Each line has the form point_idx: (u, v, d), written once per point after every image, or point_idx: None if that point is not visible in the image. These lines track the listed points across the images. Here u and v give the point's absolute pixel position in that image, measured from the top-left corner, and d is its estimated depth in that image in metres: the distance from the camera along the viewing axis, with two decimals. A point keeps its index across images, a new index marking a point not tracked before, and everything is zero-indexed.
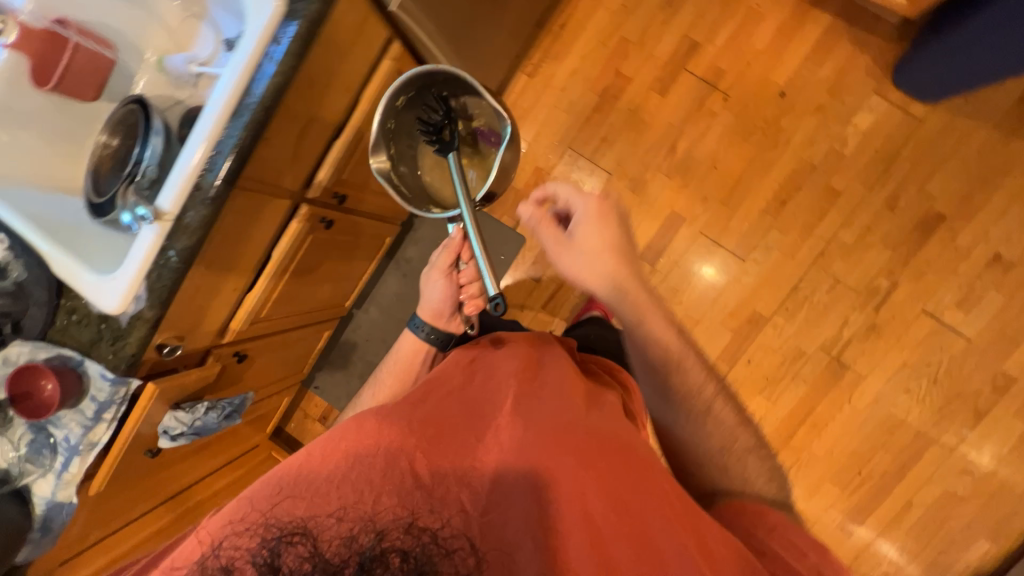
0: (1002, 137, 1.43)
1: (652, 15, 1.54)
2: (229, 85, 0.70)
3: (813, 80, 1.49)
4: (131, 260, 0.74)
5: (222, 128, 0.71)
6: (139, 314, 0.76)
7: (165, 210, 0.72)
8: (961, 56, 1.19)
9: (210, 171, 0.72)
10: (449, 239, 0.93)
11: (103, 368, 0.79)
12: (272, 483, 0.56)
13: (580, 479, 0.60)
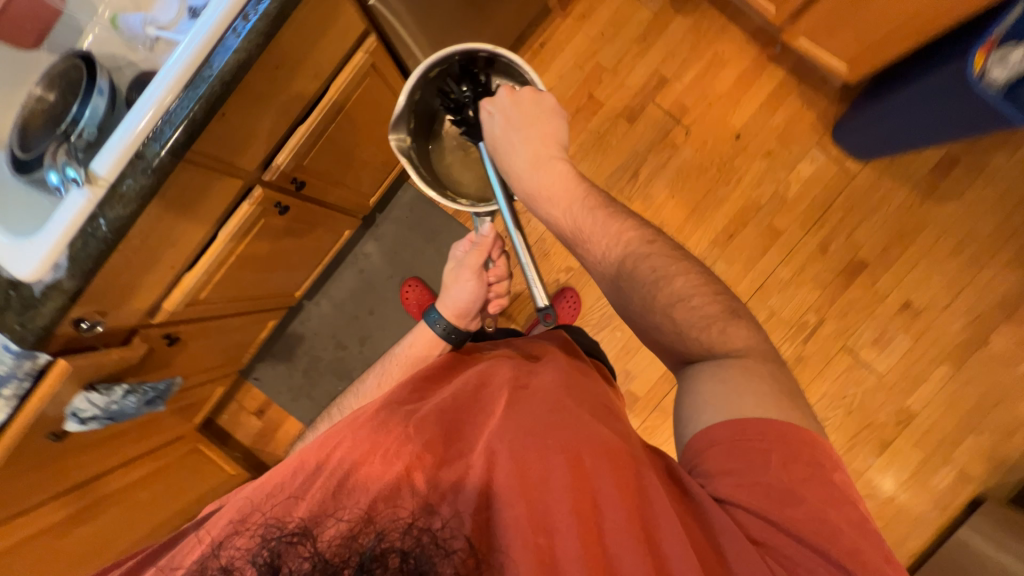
0: (918, 198, 1.61)
1: (627, 46, 1.62)
2: (187, 54, 0.67)
3: (765, 127, 1.61)
4: (54, 224, 0.68)
5: (174, 97, 0.68)
6: (55, 284, 0.70)
7: (100, 175, 0.68)
8: (898, 117, 1.35)
9: (155, 141, 0.69)
10: (480, 240, 1.05)
11: (6, 340, 0.73)
12: (276, 484, 0.59)
13: (575, 479, 0.59)
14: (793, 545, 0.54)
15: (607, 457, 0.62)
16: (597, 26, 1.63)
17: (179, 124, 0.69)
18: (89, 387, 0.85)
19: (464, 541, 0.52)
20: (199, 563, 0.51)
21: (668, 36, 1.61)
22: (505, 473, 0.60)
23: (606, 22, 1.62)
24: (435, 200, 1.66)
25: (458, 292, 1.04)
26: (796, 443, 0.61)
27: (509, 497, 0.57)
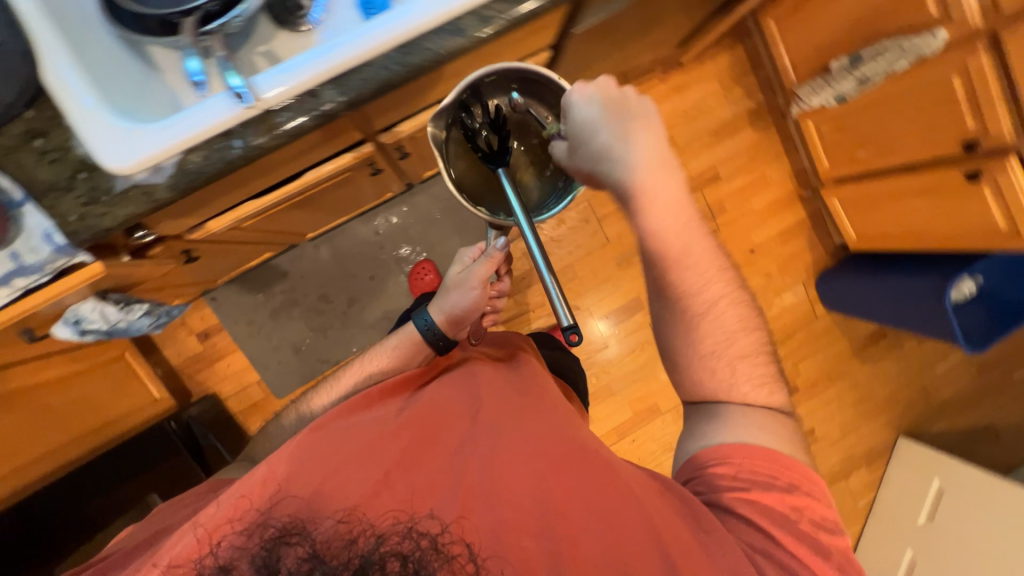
0: (849, 354, 1.96)
1: (700, 134, 1.73)
2: (419, 16, 0.60)
3: (774, 252, 1.84)
4: (180, 123, 0.57)
5: (382, 51, 0.60)
6: (145, 188, 0.58)
7: (262, 95, 0.58)
8: (876, 299, 1.61)
9: (337, 85, 0.61)
10: (493, 249, 0.91)
11: (47, 226, 0.57)
12: (263, 486, 0.65)
13: (549, 495, 0.65)
14: (788, 555, 0.61)
15: (575, 468, 0.68)
16: (683, 104, 1.71)
17: (371, 81, 0.61)
18: (103, 295, 0.79)
19: (461, 544, 0.59)
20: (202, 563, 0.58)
21: (735, 142, 1.75)
22: (479, 486, 0.65)
23: (692, 104, 1.71)
24: None
25: (457, 303, 0.95)
26: (799, 477, 0.67)
27: (487, 506, 0.63)
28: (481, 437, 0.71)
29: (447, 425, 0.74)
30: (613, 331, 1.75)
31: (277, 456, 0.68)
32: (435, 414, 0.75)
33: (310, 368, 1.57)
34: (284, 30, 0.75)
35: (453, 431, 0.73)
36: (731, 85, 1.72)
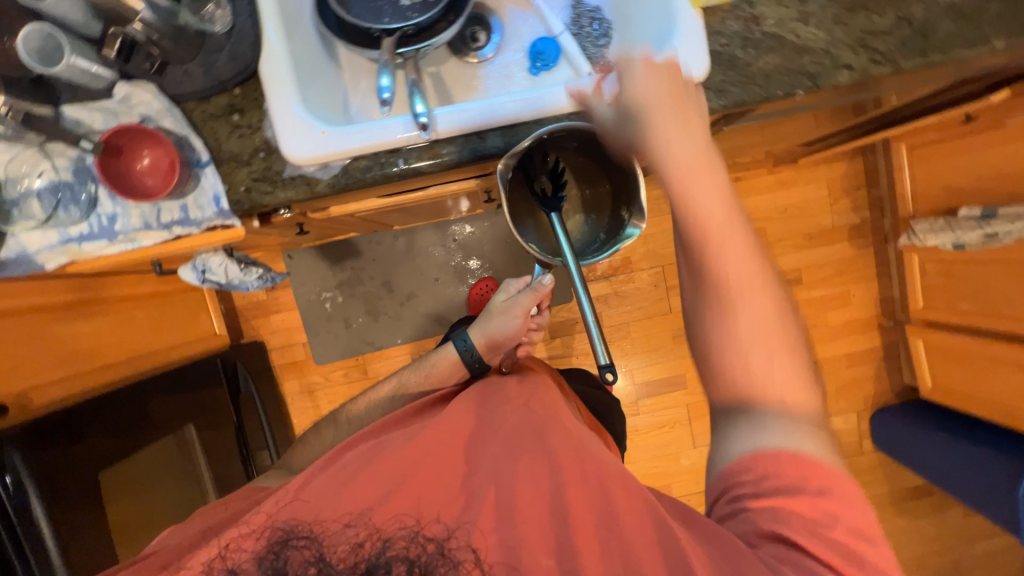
0: (887, 500, 1.83)
1: (794, 234, 1.68)
2: (593, 94, 0.65)
3: (836, 372, 1.75)
4: (360, 132, 0.61)
5: (552, 115, 0.65)
6: (310, 180, 0.63)
7: (438, 126, 0.62)
8: (925, 449, 1.53)
9: (502, 131, 0.66)
10: (540, 286, 0.93)
11: (220, 190, 0.62)
12: (271, 504, 0.71)
13: (557, 508, 0.66)
14: None
15: (585, 488, 0.67)
16: (786, 200, 1.67)
17: (535, 136, 0.67)
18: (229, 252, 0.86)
19: (468, 551, 0.64)
20: (214, 564, 0.67)
21: (827, 252, 1.70)
22: (479, 498, 0.67)
23: (794, 203, 1.67)
24: None
25: (497, 332, 0.97)
26: None
27: (488, 519, 0.66)
28: (479, 449, 0.73)
29: (462, 439, 0.75)
30: (649, 401, 1.72)
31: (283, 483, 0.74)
32: (454, 427, 0.76)
33: (351, 344, 1.62)
34: (455, 57, 0.80)
35: (469, 442, 0.74)
36: (840, 195, 1.67)
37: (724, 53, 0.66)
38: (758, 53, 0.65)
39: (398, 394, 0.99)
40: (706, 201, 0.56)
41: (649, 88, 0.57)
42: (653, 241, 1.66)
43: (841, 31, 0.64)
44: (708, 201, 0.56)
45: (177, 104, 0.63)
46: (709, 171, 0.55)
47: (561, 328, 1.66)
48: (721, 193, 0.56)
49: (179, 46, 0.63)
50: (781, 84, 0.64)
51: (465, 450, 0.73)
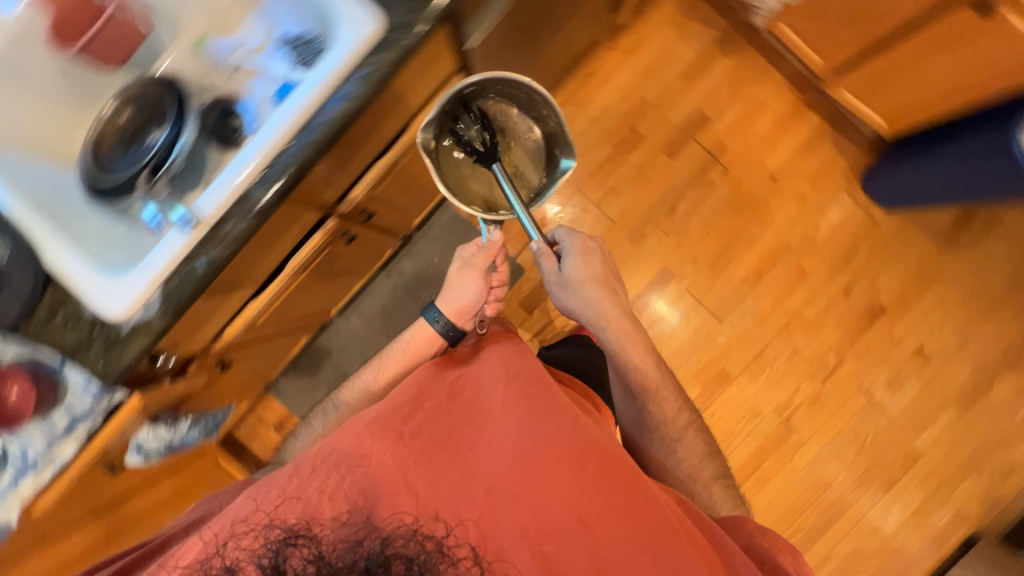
0: (935, 250, 1.69)
1: (672, 83, 1.64)
2: (306, 99, 0.66)
3: (799, 171, 1.66)
4: (151, 263, 0.66)
5: (287, 140, 0.67)
6: (144, 323, 0.68)
7: (203, 215, 0.66)
8: (926, 179, 1.42)
9: (263, 182, 0.67)
10: (490, 241, 0.96)
11: (87, 378, 0.73)
12: (268, 502, 0.65)
13: (554, 485, 0.67)
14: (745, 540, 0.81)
15: (577, 466, 0.69)
16: (644, 61, 1.64)
17: (290, 166, 0.67)
18: (153, 420, 0.88)
19: (468, 547, 0.62)
20: (207, 561, 0.60)
21: (712, 77, 1.65)
22: (481, 483, 0.67)
23: (652, 58, 1.64)
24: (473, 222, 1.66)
25: (461, 296, 0.96)
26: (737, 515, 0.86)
27: (489, 504, 0.66)
28: (477, 430, 0.73)
29: (469, 421, 0.74)
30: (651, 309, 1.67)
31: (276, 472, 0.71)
32: (462, 412, 0.76)
33: None
34: (224, 151, 0.83)
35: (475, 424, 0.74)
36: (685, 24, 1.64)
37: None
38: None
39: (387, 374, 0.96)
40: (602, 311, 0.96)
41: (586, 272, 0.95)
42: None
43: None
44: (608, 313, 0.96)
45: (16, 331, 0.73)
46: (614, 304, 0.96)
47: (531, 300, 1.65)
48: (617, 308, 0.97)
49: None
50: None
51: (462, 431, 0.73)
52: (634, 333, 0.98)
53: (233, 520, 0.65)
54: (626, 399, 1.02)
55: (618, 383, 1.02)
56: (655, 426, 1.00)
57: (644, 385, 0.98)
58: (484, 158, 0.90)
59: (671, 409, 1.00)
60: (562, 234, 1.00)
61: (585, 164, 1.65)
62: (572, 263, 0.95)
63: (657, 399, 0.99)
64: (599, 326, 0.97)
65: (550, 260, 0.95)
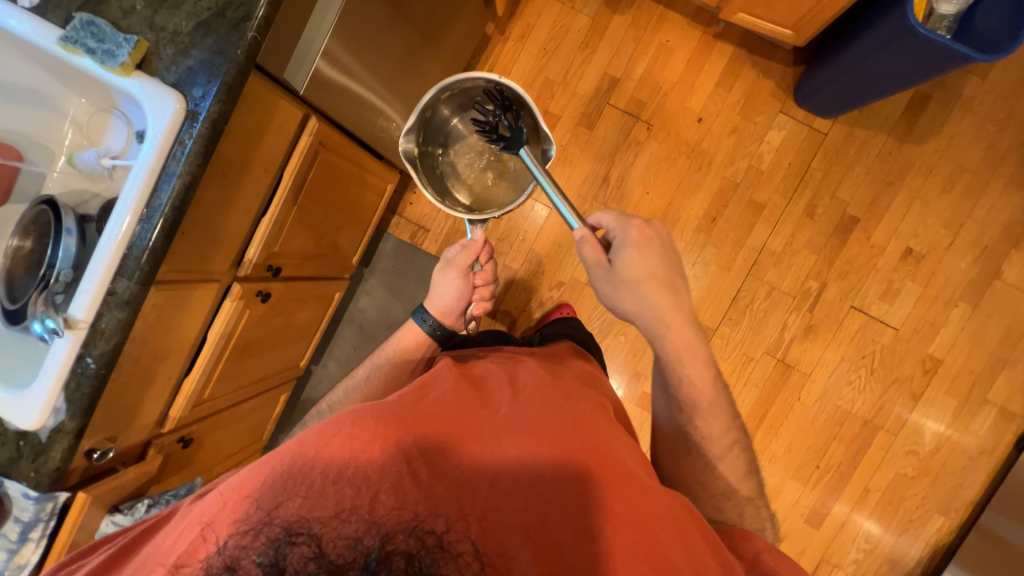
0: (896, 144, 1.58)
1: (572, 56, 1.62)
2: (136, 188, 0.71)
3: (725, 105, 1.60)
4: (46, 372, 0.72)
5: (132, 229, 0.72)
6: (59, 427, 0.74)
7: (77, 318, 0.71)
8: (850, 76, 1.34)
9: (123, 275, 0.72)
10: (471, 242, 1.03)
11: (25, 487, 0.77)
12: (266, 491, 0.55)
13: (566, 489, 0.61)
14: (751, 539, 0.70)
15: (592, 473, 0.63)
16: (539, 43, 1.63)
17: (140, 254, 0.72)
18: (112, 507, 0.89)
19: (469, 543, 0.55)
20: (204, 562, 0.52)
21: (610, 38, 1.61)
22: (490, 478, 0.60)
23: (545, 37, 1.63)
24: (417, 244, 1.69)
25: (446, 294, 1.03)
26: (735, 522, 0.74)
27: (498, 501, 0.59)
28: (494, 428, 0.66)
29: (478, 411, 0.68)
30: None
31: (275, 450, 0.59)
32: (471, 405, 0.69)
33: None
34: None
35: (488, 416, 0.68)
36: None
37: (188, 69, 0.74)
38: (206, 48, 0.74)
39: (384, 371, 0.98)
40: (658, 311, 0.82)
41: (642, 268, 0.82)
42: None
43: None
44: (661, 312, 0.82)
45: None
46: (674, 306, 0.82)
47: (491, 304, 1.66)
48: (676, 308, 0.83)
49: None
50: (238, 46, 0.73)
51: (481, 428, 0.66)
52: (695, 343, 0.84)
53: (226, 513, 0.55)
54: (670, 408, 0.88)
55: (659, 383, 0.89)
56: (692, 436, 0.86)
57: (694, 390, 0.84)
58: (512, 144, 0.98)
59: (717, 426, 0.85)
60: (610, 220, 0.86)
61: None
62: (625, 254, 0.82)
63: (705, 408, 0.85)
64: (645, 323, 0.83)
65: (595, 249, 0.83)
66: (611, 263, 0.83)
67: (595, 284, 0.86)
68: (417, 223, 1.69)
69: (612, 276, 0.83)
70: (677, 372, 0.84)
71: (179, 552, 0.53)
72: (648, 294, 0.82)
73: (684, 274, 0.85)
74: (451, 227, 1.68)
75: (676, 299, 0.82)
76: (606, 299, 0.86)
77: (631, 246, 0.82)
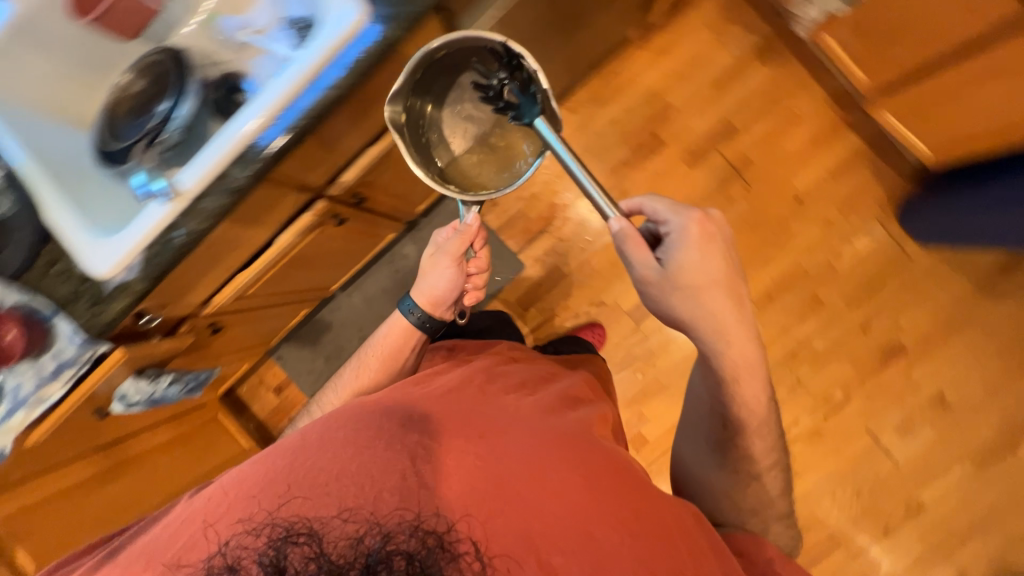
0: (972, 294, 1.55)
1: (701, 89, 1.56)
2: (287, 83, 0.69)
3: (828, 194, 1.56)
4: (135, 229, 0.70)
5: (269, 122, 0.69)
6: (126, 285, 0.74)
7: (183, 188, 0.69)
8: (958, 218, 1.31)
9: (242, 164, 0.71)
10: (466, 227, 0.95)
11: (73, 330, 0.75)
12: (263, 492, 0.63)
13: (558, 484, 0.66)
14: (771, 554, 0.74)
15: (578, 470, 0.68)
16: (674, 64, 1.56)
17: (266, 152, 0.72)
18: (138, 371, 0.90)
19: (471, 543, 0.59)
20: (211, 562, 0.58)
21: (745, 86, 1.55)
22: (486, 478, 0.65)
23: (683, 61, 1.56)
24: (479, 214, 1.65)
25: (436, 286, 0.97)
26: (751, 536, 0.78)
27: (496, 501, 0.63)
28: (486, 428, 0.72)
29: (477, 415, 0.75)
30: (651, 320, 1.63)
31: (261, 461, 0.68)
32: (471, 408, 0.76)
33: None
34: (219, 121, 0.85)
35: (488, 420, 0.75)
36: (724, 27, 1.54)
37: None
38: None
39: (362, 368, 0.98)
40: (717, 323, 0.82)
41: (703, 270, 0.80)
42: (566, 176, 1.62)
43: None
44: (721, 325, 0.82)
45: (13, 278, 0.76)
46: (733, 315, 0.82)
47: (529, 297, 1.65)
48: (734, 315, 0.82)
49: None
50: None
51: (471, 425, 0.72)
52: (749, 361, 0.82)
53: (226, 514, 0.63)
54: (711, 421, 0.88)
55: (703, 409, 0.90)
56: (739, 460, 0.86)
57: (749, 410, 0.84)
58: (521, 116, 0.77)
59: (763, 442, 0.86)
60: (661, 208, 0.84)
61: (598, 166, 1.60)
62: (684, 255, 0.80)
63: (752, 427, 0.85)
64: (705, 341, 0.83)
65: (641, 243, 0.81)
66: (668, 266, 0.81)
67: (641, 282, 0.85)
68: None
69: (672, 279, 0.80)
70: (729, 391, 0.84)
71: (186, 550, 0.62)
72: (700, 300, 0.81)
73: (744, 274, 0.83)
74: (518, 210, 1.63)
75: (733, 305, 0.81)
76: (661, 300, 0.83)
77: (688, 243, 0.80)
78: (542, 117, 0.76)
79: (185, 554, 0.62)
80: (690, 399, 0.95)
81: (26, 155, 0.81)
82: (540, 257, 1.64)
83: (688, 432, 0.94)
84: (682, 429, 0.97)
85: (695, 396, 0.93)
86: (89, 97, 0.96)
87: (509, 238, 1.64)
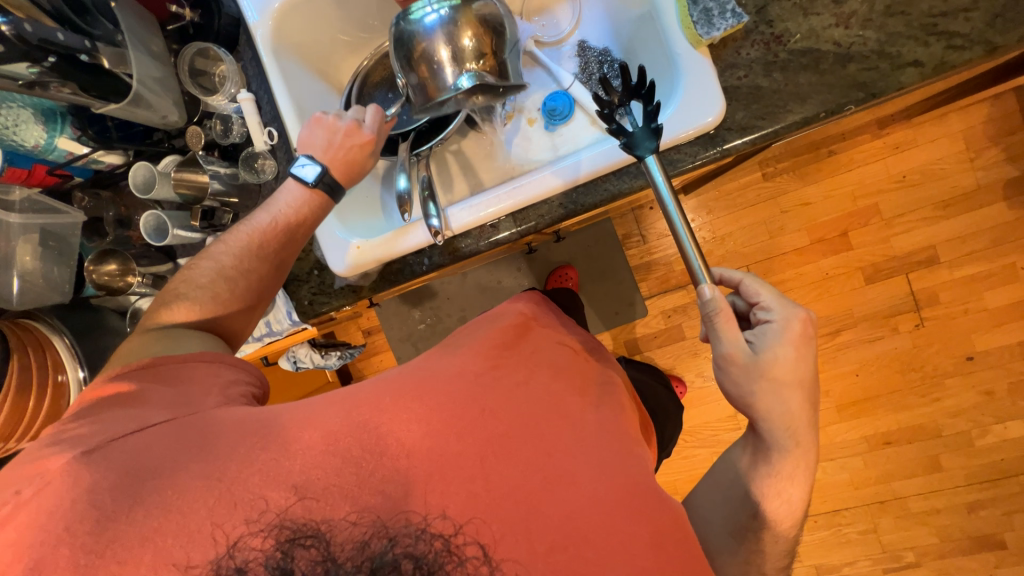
0: None
1: (922, 205, 1.37)
2: (603, 160, 0.65)
3: (1005, 366, 1.39)
4: (382, 240, 0.73)
5: (556, 193, 0.68)
6: (355, 287, 0.79)
7: (450, 226, 0.70)
8: None
9: (512, 218, 0.71)
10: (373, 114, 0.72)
11: (290, 307, 0.82)
12: (272, 475, 0.46)
13: (605, 528, 0.46)
14: None
15: (621, 520, 0.46)
16: (903, 167, 1.37)
17: (544, 216, 0.70)
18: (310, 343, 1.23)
19: (479, 546, 0.43)
20: (212, 563, 0.43)
21: (974, 219, 1.36)
22: (520, 488, 0.46)
23: (916, 166, 1.36)
24: (623, 246, 1.55)
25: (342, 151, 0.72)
26: None
27: (526, 528, 0.45)
28: (526, 419, 0.49)
29: (541, 416, 0.50)
30: None
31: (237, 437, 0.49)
32: (528, 400, 0.50)
33: None
34: (474, 130, 0.83)
35: (547, 411, 0.50)
36: (982, 145, 1.32)
37: (750, 79, 0.59)
38: (793, 81, 0.58)
39: (272, 234, 0.68)
40: (793, 422, 0.61)
41: (794, 371, 0.60)
42: (729, 241, 1.47)
43: (897, 22, 0.55)
44: (796, 424, 0.61)
45: None
46: (809, 418, 0.62)
47: (638, 344, 1.59)
48: (810, 417, 0.62)
49: (241, 197, 0.77)
50: (823, 103, 0.57)
51: (511, 413, 0.49)
52: (806, 467, 0.63)
53: (233, 492, 0.46)
54: (741, 508, 0.64)
55: (726, 484, 0.67)
56: (746, 559, 0.63)
57: (781, 509, 0.63)
58: (632, 148, 0.57)
59: (782, 546, 0.64)
60: (764, 293, 0.64)
61: (767, 243, 1.45)
62: (777, 347, 0.59)
63: (781, 528, 0.63)
64: (768, 431, 0.62)
65: (732, 323, 0.60)
66: (759, 357, 0.60)
67: (716, 365, 0.63)
68: (641, 230, 1.54)
69: (752, 365, 0.60)
70: (767, 488, 0.63)
71: (180, 547, 0.44)
72: (781, 400, 0.60)
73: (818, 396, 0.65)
74: (665, 256, 1.53)
75: (808, 408, 0.61)
76: (727, 383, 0.63)
77: (789, 339, 0.60)
78: (656, 155, 0.56)
79: (176, 541, 0.44)
80: (716, 465, 0.70)
81: (291, 122, 0.74)
82: (666, 311, 1.55)
83: (705, 488, 0.69)
84: (697, 487, 0.72)
85: (722, 465, 0.69)
86: (349, 58, 0.83)
87: (641, 281, 1.56)
